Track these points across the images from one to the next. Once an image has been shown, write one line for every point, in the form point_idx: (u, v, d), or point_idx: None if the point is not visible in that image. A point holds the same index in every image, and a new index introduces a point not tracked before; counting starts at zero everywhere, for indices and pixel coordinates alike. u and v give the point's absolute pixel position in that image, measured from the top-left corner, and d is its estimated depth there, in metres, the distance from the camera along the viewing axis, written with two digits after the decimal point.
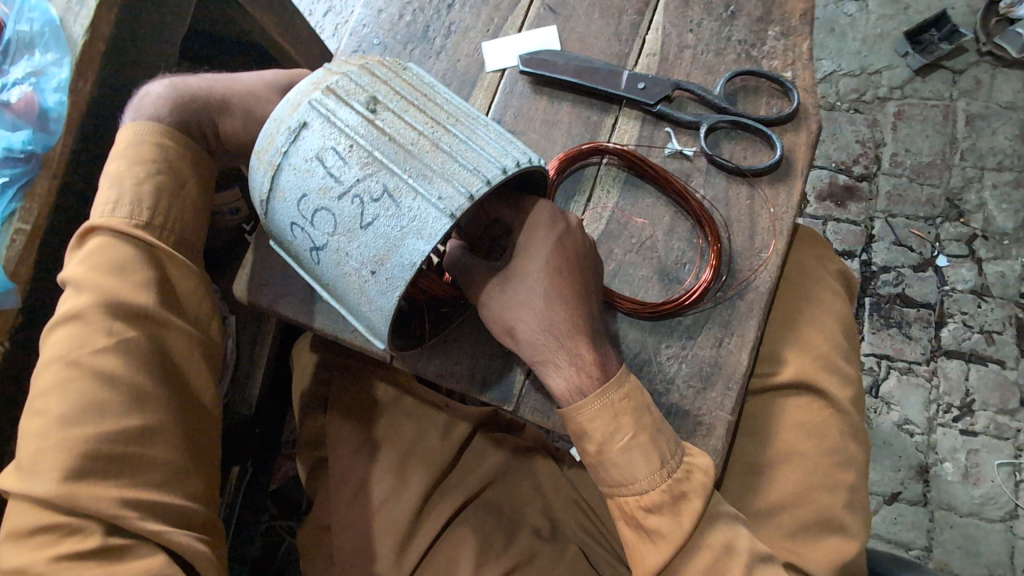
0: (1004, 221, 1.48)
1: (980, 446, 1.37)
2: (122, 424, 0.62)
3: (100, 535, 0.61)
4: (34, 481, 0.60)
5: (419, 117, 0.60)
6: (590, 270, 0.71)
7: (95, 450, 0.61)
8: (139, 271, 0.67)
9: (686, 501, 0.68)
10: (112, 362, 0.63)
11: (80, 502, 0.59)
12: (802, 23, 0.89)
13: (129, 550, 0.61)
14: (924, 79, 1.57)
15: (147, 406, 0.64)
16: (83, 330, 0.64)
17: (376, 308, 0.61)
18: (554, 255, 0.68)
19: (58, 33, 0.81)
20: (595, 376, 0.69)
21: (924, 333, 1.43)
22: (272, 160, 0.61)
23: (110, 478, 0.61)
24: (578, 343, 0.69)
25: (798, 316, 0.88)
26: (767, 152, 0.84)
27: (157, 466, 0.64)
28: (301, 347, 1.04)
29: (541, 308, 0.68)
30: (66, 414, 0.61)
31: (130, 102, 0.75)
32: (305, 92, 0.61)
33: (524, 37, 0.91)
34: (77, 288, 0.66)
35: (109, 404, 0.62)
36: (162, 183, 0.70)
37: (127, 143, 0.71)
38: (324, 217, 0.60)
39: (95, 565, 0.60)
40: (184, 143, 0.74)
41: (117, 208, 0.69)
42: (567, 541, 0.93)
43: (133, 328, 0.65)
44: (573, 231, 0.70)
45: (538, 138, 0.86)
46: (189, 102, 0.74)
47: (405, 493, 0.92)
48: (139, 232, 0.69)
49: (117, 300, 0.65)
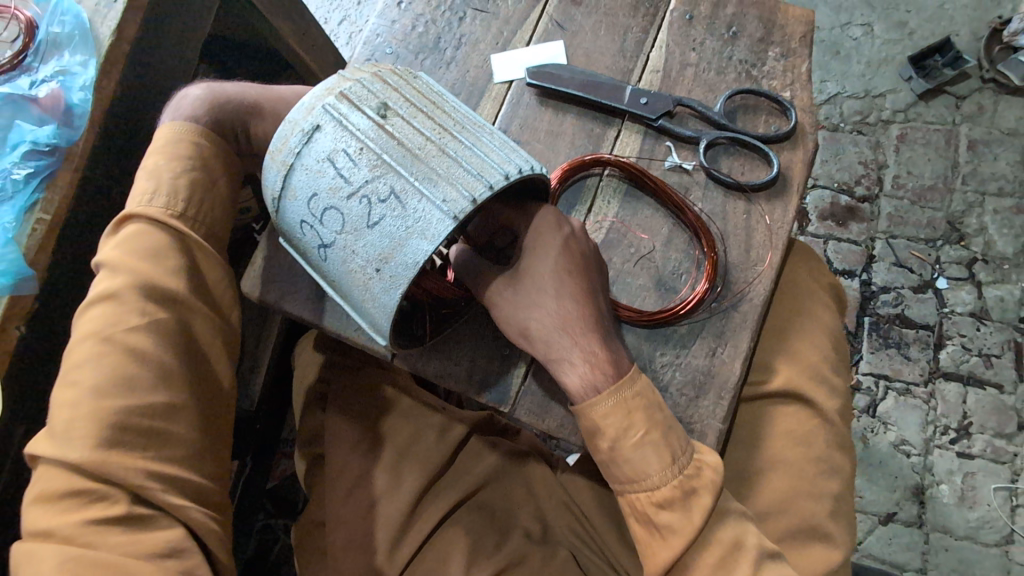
0: (1004, 246, 1.50)
1: (977, 469, 1.38)
2: (151, 399, 0.64)
3: (125, 504, 0.62)
4: (67, 447, 0.61)
5: (427, 123, 0.63)
6: (595, 272, 0.73)
7: (126, 421, 0.63)
8: (173, 258, 0.70)
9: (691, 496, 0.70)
10: (144, 340, 0.66)
11: (111, 469, 0.61)
12: (802, 45, 0.92)
13: (151, 520, 0.63)
14: (927, 104, 1.60)
15: (174, 385, 0.66)
16: (117, 310, 0.66)
17: (379, 305, 0.63)
18: (567, 255, 0.71)
19: (87, 35, 0.84)
20: (608, 375, 0.70)
21: (923, 354, 1.44)
22: (285, 160, 0.63)
23: (138, 449, 0.63)
24: (590, 340, 0.71)
25: (793, 329, 0.90)
26: (765, 168, 0.86)
27: (180, 442, 0.66)
28: (304, 345, 1.06)
29: (554, 306, 0.71)
30: (100, 386, 0.63)
31: (169, 104, 0.79)
32: (319, 97, 0.64)
33: (532, 50, 0.94)
34: (113, 271, 0.69)
35: (139, 380, 0.64)
36: (197, 179, 0.73)
37: (165, 140, 0.75)
38: (333, 216, 0.62)
39: (119, 532, 0.61)
40: (222, 145, 0.77)
41: (154, 198, 0.72)
42: (559, 544, 0.95)
43: (165, 311, 0.68)
44: (578, 234, 0.73)
45: (543, 148, 0.88)
46: (225, 103, 0.77)
47: (399, 490, 0.94)
48: (174, 221, 0.71)
49: (150, 283, 0.68)
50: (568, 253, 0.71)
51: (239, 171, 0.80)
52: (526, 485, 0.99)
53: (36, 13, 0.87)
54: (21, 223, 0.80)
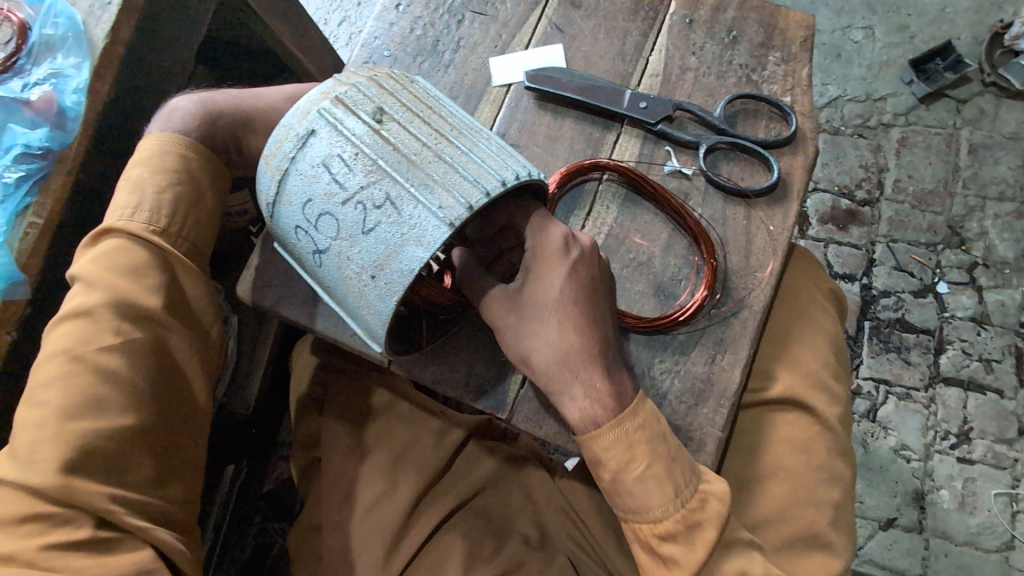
0: (1005, 250, 1.49)
1: (977, 475, 1.37)
2: (120, 422, 0.63)
3: (88, 528, 0.61)
4: (30, 470, 0.60)
5: (423, 128, 0.62)
6: (601, 301, 0.72)
7: (93, 445, 0.61)
8: (149, 275, 0.69)
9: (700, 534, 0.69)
10: (114, 361, 0.65)
11: (74, 494, 0.60)
12: (803, 49, 0.91)
13: (116, 543, 0.62)
14: (928, 108, 1.59)
15: (143, 406, 0.65)
16: (88, 328, 0.65)
17: (374, 312, 0.62)
18: (576, 286, 0.70)
19: (82, 37, 0.84)
20: (611, 408, 0.69)
21: (923, 359, 1.44)
22: (280, 165, 0.63)
23: (100, 474, 0.62)
24: (591, 373, 0.69)
25: (791, 334, 0.89)
26: (766, 173, 0.85)
27: (144, 467, 0.65)
28: (300, 348, 1.05)
29: (556, 337, 0.69)
30: (66, 407, 0.62)
31: (157, 116, 0.78)
32: (315, 100, 0.63)
33: (531, 54, 0.93)
34: (89, 286, 0.67)
35: (107, 401, 0.63)
36: (180, 195, 0.73)
37: (152, 152, 0.74)
38: (328, 221, 0.62)
39: (83, 556, 0.60)
40: (211, 157, 0.76)
41: (136, 212, 0.71)
42: (556, 550, 0.94)
43: (137, 329, 0.67)
44: (584, 258, 0.71)
45: (541, 152, 0.88)
46: (217, 118, 0.77)
47: (395, 496, 0.93)
48: (154, 237, 0.71)
49: (124, 301, 0.67)
50: (578, 284, 0.70)
51: (228, 181, 0.79)
52: (524, 491, 0.99)
53: (30, 15, 0.87)
54: (13, 228, 0.79)
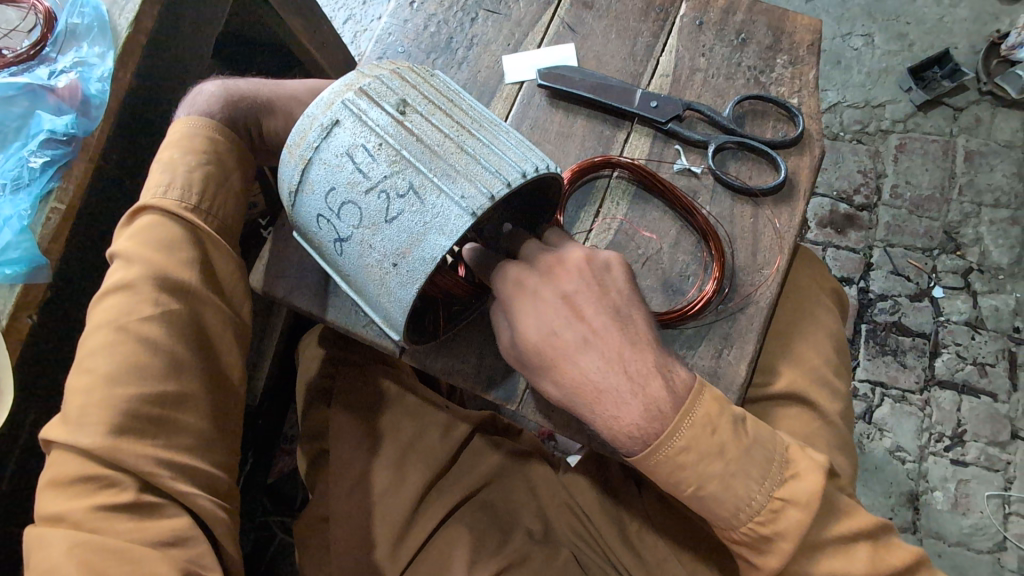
0: (1000, 256, 1.52)
1: (970, 477, 1.39)
2: (161, 388, 0.64)
3: (133, 491, 0.62)
4: (79, 432, 0.62)
5: (445, 121, 0.63)
6: (587, 320, 0.68)
7: (137, 410, 0.63)
8: (185, 249, 0.70)
9: (770, 543, 0.68)
10: (155, 330, 0.66)
11: (121, 456, 0.62)
12: (809, 53, 0.93)
13: (161, 508, 0.63)
14: (926, 115, 1.62)
15: (184, 375, 0.67)
16: (130, 299, 0.67)
17: (395, 300, 0.64)
18: (556, 305, 0.68)
19: (106, 26, 0.85)
20: (648, 433, 0.67)
21: (919, 362, 1.46)
22: (303, 154, 0.64)
23: (148, 436, 0.63)
24: (603, 404, 0.67)
25: (794, 332, 0.91)
26: (772, 173, 0.87)
27: (190, 432, 0.66)
28: (309, 340, 1.06)
29: (554, 376, 0.68)
30: (112, 373, 0.63)
31: (185, 100, 0.81)
32: (339, 92, 0.64)
33: (544, 52, 0.94)
34: (128, 261, 0.69)
35: (150, 368, 0.64)
36: (211, 173, 0.74)
37: (179, 136, 0.75)
38: (350, 210, 0.63)
39: (128, 519, 0.61)
40: (236, 140, 0.78)
41: (168, 189, 0.72)
42: (560, 543, 0.95)
43: (175, 301, 0.68)
44: (548, 288, 0.69)
45: (553, 148, 0.89)
46: (238, 101, 0.79)
47: (403, 487, 0.94)
48: (187, 214, 0.72)
49: (161, 275, 0.68)
50: (552, 310, 0.68)
51: (253, 166, 0.81)
52: (527, 485, 1.00)
53: (58, 5, 0.88)
54: (36, 212, 0.80)
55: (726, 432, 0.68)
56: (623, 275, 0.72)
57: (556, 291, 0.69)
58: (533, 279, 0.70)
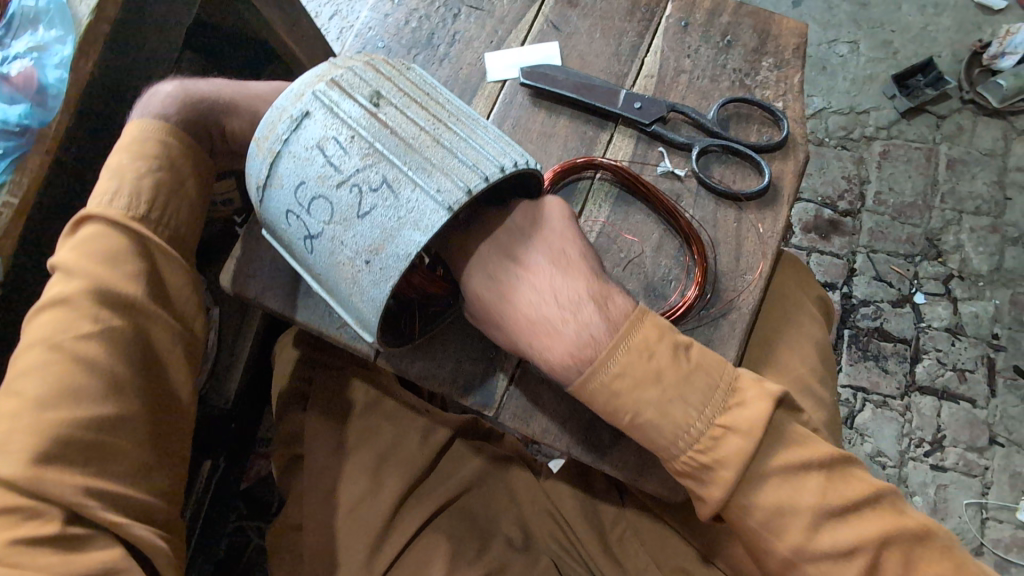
0: (980, 264, 1.53)
1: (949, 482, 1.40)
2: (98, 411, 0.62)
3: (59, 522, 0.59)
4: (2, 460, 0.58)
5: (421, 113, 0.61)
6: (521, 256, 0.69)
7: (69, 436, 0.60)
8: (128, 263, 0.68)
9: (710, 471, 0.66)
10: (93, 348, 0.63)
11: (43, 485, 0.58)
12: (794, 56, 0.92)
13: (88, 541, 0.60)
14: (909, 122, 1.63)
15: (123, 395, 0.64)
16: (68, 314, 0.64)
17: (367, 299, 0.61)
18: (489, 252, 0.70)
19: (64, 12, 0.82)
20: (580, 359, 0.66)
21: (900, 367, 1.46)
22: (272, 147, 0.62)
23: (77, 465, 0.60)
24: (537, 335, 0.67)
25: (775, 338, 0.89)
26: (756, 177, 0.86)
27: (126, 458, 0.63)
28: (285, 341, 1.03)
29: (492, 320, 0.69)
30: (43, 397, 0.60)
31: (140, 102, 0.78)
32: (309, 83, 0.62)
33: (526, 50, 0.92)
34: (67, 273, 0.67)
35: (85, 390, 0.61)
36: (162, 181, 0.72)
37: (132, 139, 0.73)
38: (321, 205, 0.60)
39: (50, 553, 0.57)
40: (194, 146, 0.76)
41: (115, 199, 0.70)
42: (540, 553, 0.92)
43: (117, 317, 0.65)
44: (486, 231, 0.71)
45: (534, 148, 0.87)
46: (199, 102, 0.77)
47: (379, 496, 0.91)
48: (133, 223, 0.69)
49: (105, 290, 0.66)
50: (487, 255, 0.69)
51: (211, 172, 0.79)
52: (508, 491, 0.98)
53: None
54: None
55: (664, 357, 0.66)
56: (559, 214, 0.71)
57: (484, 236, 0.70)
58: (469, 229, 0.71)
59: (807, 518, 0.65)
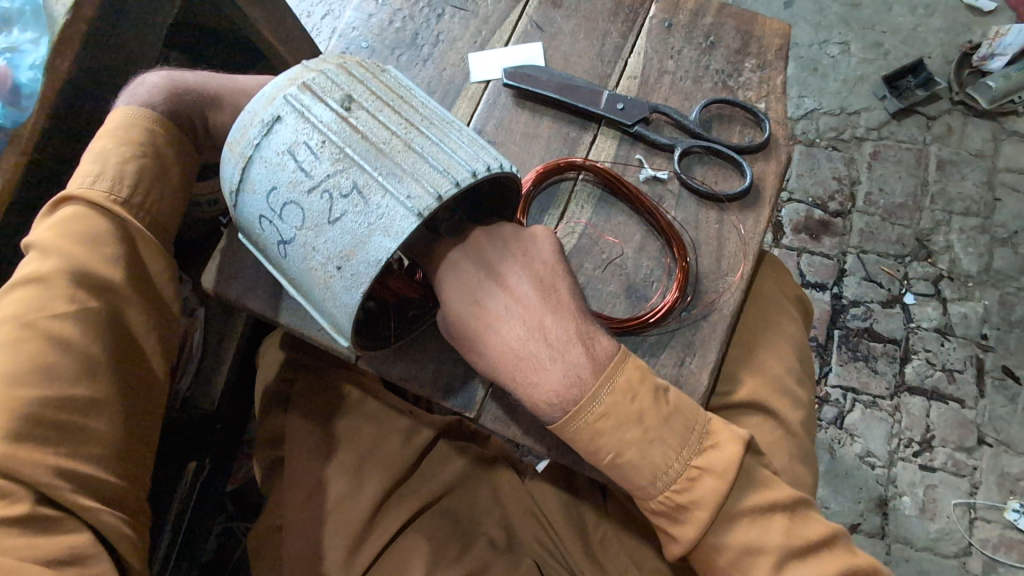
0: (969, 265, 1.53)
1: (937, 482, 1.40)
2: (70, 390, 0.61)
3: (27, 504, 0.58)
4: None
5: (393, 118, 0.61)
6: (509, 288, 0.68)
7: (40, 414, 0.59)
8: (110, 246, 0.68)
9: (686, 511, 0.67)
10: (68, 328, 0.63)
11: (12, 464, 0.57)
12: (777, 57, 0.92)
13: (57, 523, 0.59)
14: (900, 123, 1.63)
15: (97, 377, 0.64)
16: (42, 293, 0.63)
17: (340, 304, 0.61)
18: (477, 278, 0.68)
19: (40, 12, 0.80)
20: (566, 399, 0.66)
21: (890, 367, 1.47)
22: (244, 152, 0.61)
23: (49, 444, 0.60)
24: (524, 372, 0.66)
25: (756, 340, 0.89)
26: (738, 178, 0.86)
27: (97, 439, 0.63)
28: (270, 342, 1.03)
29: (477, 345, 0.68)
30: (12, 373, 0.59)
31: (126, 90, 0.77)
32: (282, 87, 0.62)
33: (510, 51, 0.92)
34: (43, 253, 0.66)
35: (58, 368, 0.61)
36: (145, 167, 0.72)
37: (119, 125, 0.73)
38: (293, 210, 0.60)
39: (19, 534, 0.57)
40: (177, 136, 0.76)
41: (97, 181, 0.70)
42: (522, 554, 0.92)
43: (93, 298, 0.65)
44: (474, 257, 0.69)
45: (517, 150, 0.87)
46: (184, 93, 0.76)
47: (360, 497, 0.90)
48: (117, 208, 0.69)
49: (82, 270, 0.65)
50: (474, 281, 0.68)
51: (196, 164, 0.79)
52: (491, 492, 0.98)
53: None
54: None
55: (646, 400, 0.67)
56: (550, 248, 0.72)
57: (474, 260, 0.69)
58: (458, 251, 0.70)
59: (776, 554, 0.67)
